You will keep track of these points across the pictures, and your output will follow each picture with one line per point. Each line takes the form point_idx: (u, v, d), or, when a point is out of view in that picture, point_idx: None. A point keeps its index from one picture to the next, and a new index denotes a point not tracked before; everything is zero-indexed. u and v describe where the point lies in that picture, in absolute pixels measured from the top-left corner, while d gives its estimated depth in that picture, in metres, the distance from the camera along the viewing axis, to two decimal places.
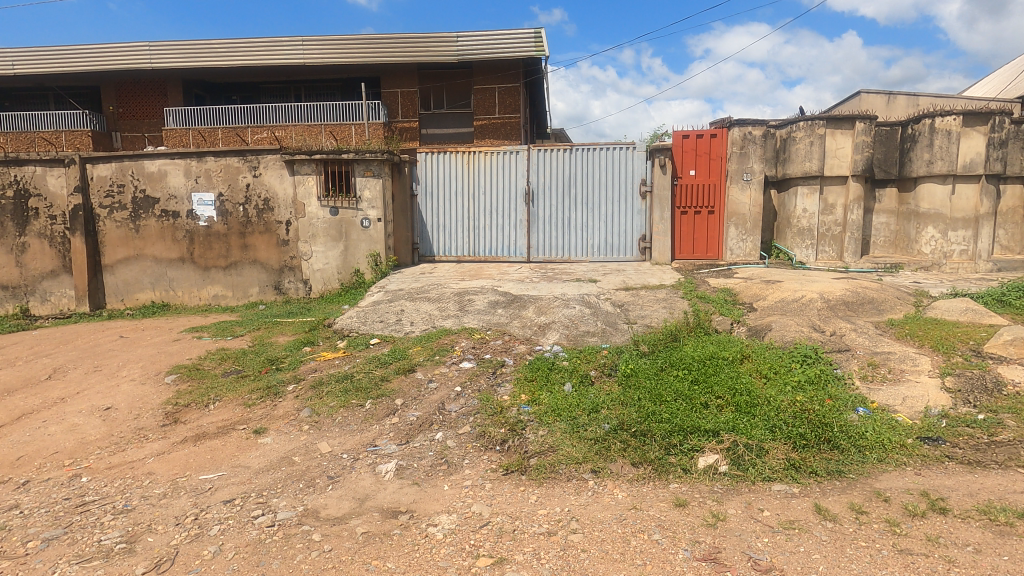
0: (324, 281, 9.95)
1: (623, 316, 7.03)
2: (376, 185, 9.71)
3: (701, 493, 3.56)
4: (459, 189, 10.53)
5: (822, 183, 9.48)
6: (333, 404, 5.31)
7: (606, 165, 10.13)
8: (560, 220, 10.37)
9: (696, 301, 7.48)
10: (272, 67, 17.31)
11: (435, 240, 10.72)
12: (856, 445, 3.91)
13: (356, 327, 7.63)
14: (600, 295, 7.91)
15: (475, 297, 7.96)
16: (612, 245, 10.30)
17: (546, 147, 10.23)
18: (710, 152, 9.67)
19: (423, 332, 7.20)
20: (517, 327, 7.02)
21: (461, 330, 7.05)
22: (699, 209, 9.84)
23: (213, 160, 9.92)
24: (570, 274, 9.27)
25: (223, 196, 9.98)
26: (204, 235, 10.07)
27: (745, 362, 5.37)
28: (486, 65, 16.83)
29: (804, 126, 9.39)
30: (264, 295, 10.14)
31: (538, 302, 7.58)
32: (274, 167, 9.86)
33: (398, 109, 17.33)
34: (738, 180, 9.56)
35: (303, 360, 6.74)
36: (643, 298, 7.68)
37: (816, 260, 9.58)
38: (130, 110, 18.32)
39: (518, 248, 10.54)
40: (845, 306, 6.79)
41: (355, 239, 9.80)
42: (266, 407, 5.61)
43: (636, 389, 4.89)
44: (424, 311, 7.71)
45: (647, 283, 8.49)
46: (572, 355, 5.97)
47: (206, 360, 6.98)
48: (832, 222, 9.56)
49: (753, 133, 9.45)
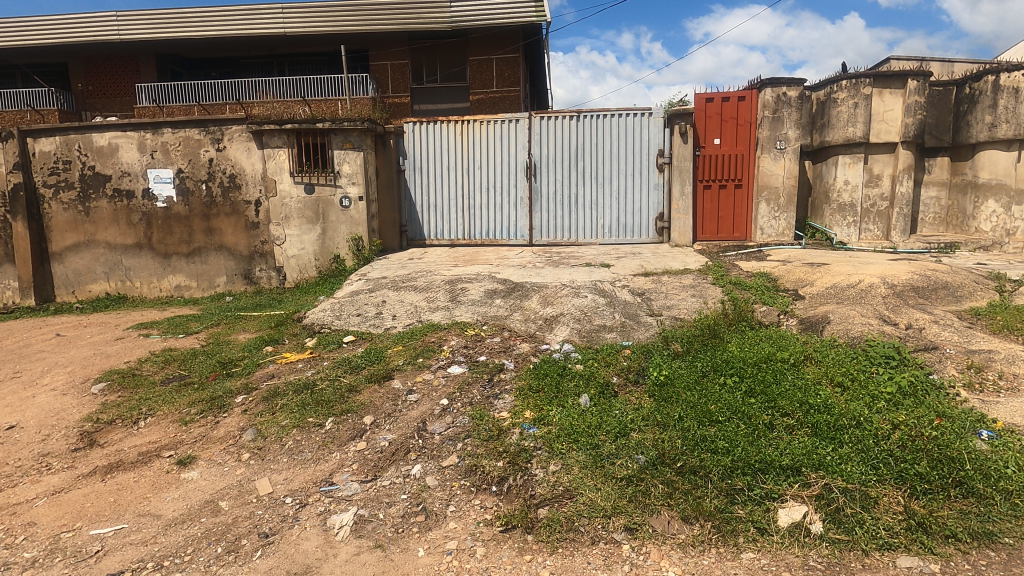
0: (300, 269, 8.82)
1: (645, 307, 5.92)
2: (356, 158, 8.54)
3: (792, 572, 2.49)
4: (452, 163, 9.34)
5: (866, 151, 8.27)
6: (285, 423, 4.17)
7: (618, 133, 8.90)
8: (565, 197, 9.16)
9: (731, 288, 6.31)
10: (251, 39, 16.00)
11: (424, 222, 9.54)
12: (999, 489, 2.77)
13: (329, 322, 6.46)
14: (615, 282, 6.76)
15: (469, 286, 6.85)
16: (625, 225, 9.10)
17: (550, 114, 9.00)
18: (738, 117, 8.45)
19: (406, 328, 6.04)
20: (518, 321, 5.89)
21: (452, 324, 5.90)
22: (724, 183, 8.64)
23: (170, 131, 8.70)
24: (578, 258, 8.10)
25: (183, 172, 8.78)
26: (162, 218, 8.88)
27: (808, 365, 4.24)
28: (483, 33, 15.52)
29: (847, 85, 8.15)
30: (233, 286, 8.99)
31: (543, 290, 6.49)
32: (240, 139, 8.66)
33: (388, 84, 16.18)
34: (771, 149, 8.33)
35: (261, 363, 5.61)
36: (666, 285, 6.52)
37: (859, 239, 8.40)
38: (101, 89, 17.05)
39: (519, 229, 9.34)
40: (914, 293, 5.62)
41: (334, 220, 8.66)
42: (204, 426, 4.48)
43: (675, 404, 3.78)
44: (409, 302, 6.61)
45: (670, 267, 7.31)
46: (587, 356, 4.80)
47: (148, 363, 5.83)
48: (877, 196, 8.36)
49: (789, 94, 8.22)
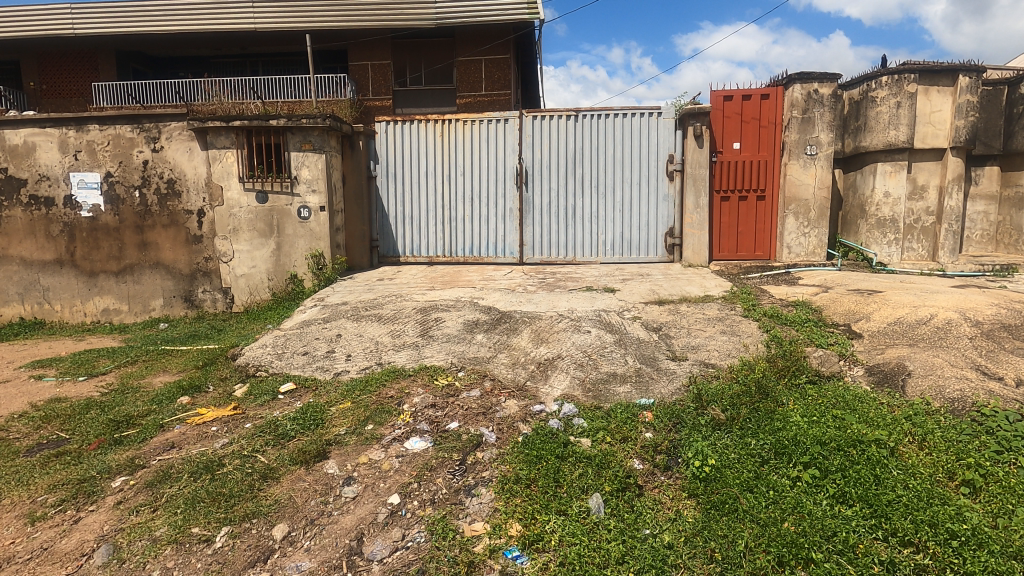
0: (250, 291, 7.53)
1: (665, 348, 4.71)
2: (317, 161, 7.34)
3: None
4: (430, 169, 8.12)
5: (910, 158, 7.14)
6: (159, 536, 2.85)
7: (622, 136, 7.72)
8: (561, 208, 7.94)
9: (769, 322, 5.10)
10: (219, 36, 14.78)
11: (398, 236, 8.29)
12: None
13: (267, 363, 5.15)
14: (625, 313, 5.54)
15: (444, 317, 5.63)
16: (629, 241, 7.88)
17: (543, 113, 7.80)
18: (761, 117, 7.34)
19: (361, 374, 4.73)
20: (504, 366, 4.63)
21: (419, 370, 4.62)
22: (745, 194, 7.48)
23: (97, 128, 7.40)
24: (577, 280, 6.86)
25: (112, 176, 7.48)
26: (87, 230, 7.56)
27: (910, 443, 3.05)
28: (472, 34, 14.37)
29: (887, 82, 7.03)
30: (171, 310, 7.66)
31: (535, 323, 5.31)
32: (180, 138, 7.39)
33: (369, 87, 14.95)
34: (800, 155, 7.18)
35: (167, 422, 4.28)
36: (687, 317, 5.30)
37: (901, 260, 7.25)
38: (56, 88, 15.73)
39: (507, 245, 8.10)
40: (1007, 333, 4.44)
41: (291, 234, 7.41)
42: (53, 529, 3.14)
43: (737, 520, 2.59)
44: (369, 338, 5.34)
45: (687, 294, 6.08)
46: (596, 424, 3.54)
47: (21, 420, 4.49)
48: (922, 210, 7.23)
49: (821, 91, 7.09)
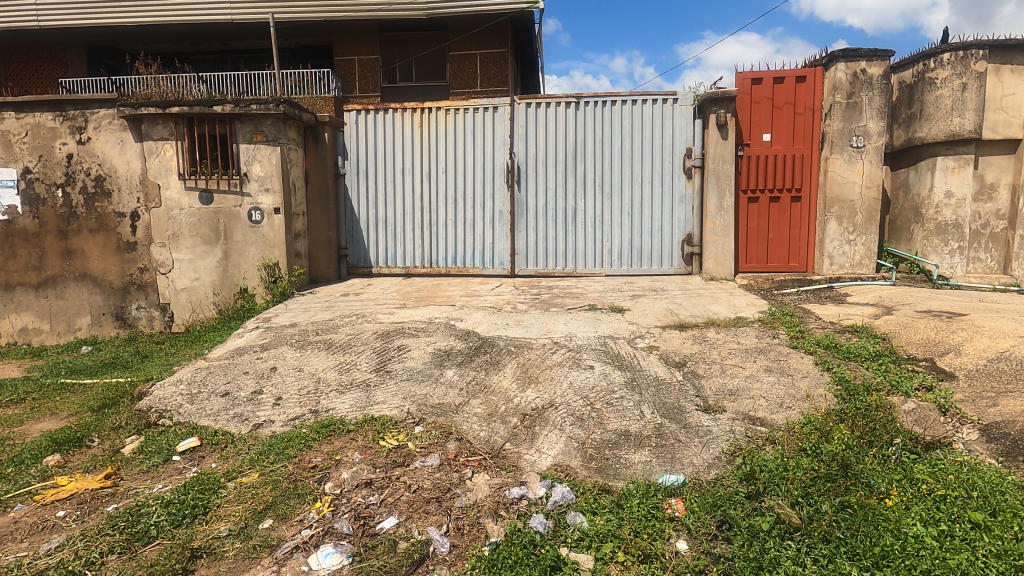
0: (192, 308, 6.39)
1: (694, 393, 3.52)
2: (270, 155, 6.22)
3: None
4: (408, 166, 6.99)
5: (977, 152, 5.96)
6: None
7: (632, 126, 6.57)
8: (560, 212, 6.77)
9: (830, 356, 3.89)
10: (196, 30, 13.78)
11: (370, 244, 7.14)
12: None
13: (174, 408, 3.96)
14: (640, 341, 4.36)
15: (410, 346, 4.47)
16: (640, 249, 6.70)
17: (538, 100, 6.67)
18: (796, 103, 6.18)
19: (288, 427, 3.55)
20: (478, 417, 3.43)
21: (363, 423, 3.43)
22: (777, 194, 6.31)
23: (12, 116, 6.31)
24: (577, 297, 5.68)
25: (31, 173, 6.38)
26: (3, 235, 6.46)
27: None
28: (463, 23, 13.26)
29: (950, 60, 5.87)
30: (99, 329, 6.53)
31: (524, 356, 4.14)
32: (110, 127, 6.28)
33: (355, 83, 13.85)
34: (844, 148, 6.01)
35: (8, 499, 3.08)
36: (720, 349, 4.13)
37: (966, 273, 6.06)
38: (25, 86, 14.79)
39: (497, 255, 6.93)
40: None
41: (240, 241, 6.27)
42: None
43: None
44: (310, 374, 4.17)
45: (714, 316, 4.89)
46: (607, 527, 2.39)
47: None
48: (991, 212, 6.05)
49: (870, 72, 5.93)
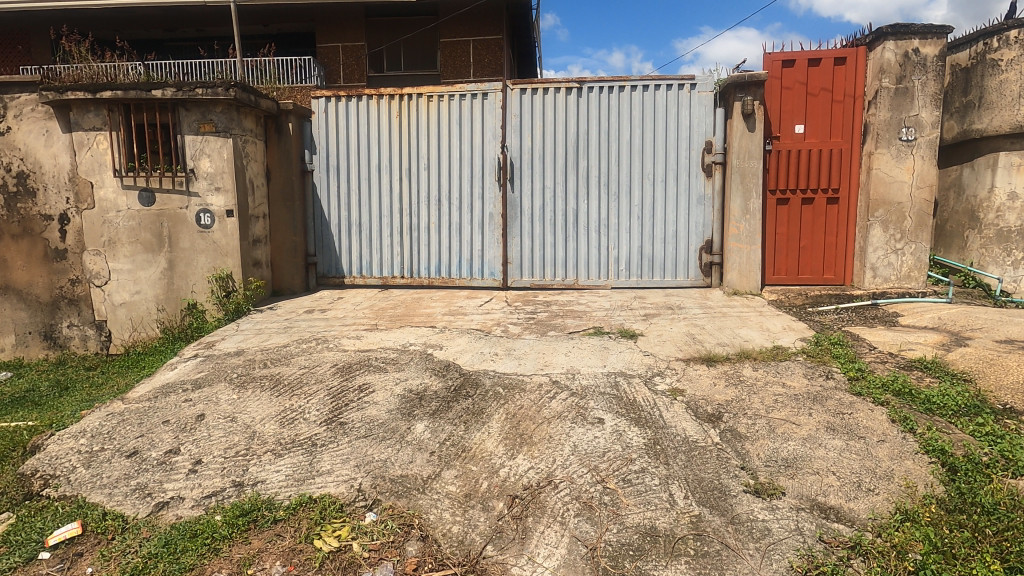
0: (132, 325, 5.50)
1: (740, 465, 2.65)
2: (221, 147, 5.32)
3: None
4: (384, 162, 6.09)
5: None
6: None
7: (642, 116, 5.68)
8: (559, 214, 5.89)
9: (909, 409, 3.03)
10: (166, 14, 12.82)
11: (343, 251, 6.24)
12: None
13: (64, 473, 3.08)
14: (659, 381, 3.49)
15: (374, 385, 3.60)
16: (651, 258, 5.83)
17: (534, 86, 5.77)
18: (834, 89, 5.32)
19: (200, 509, 2.68)
20: (451, 500, 2.56)
21: (296, 508, 2.57)
22: (811, 195, 5.45)
23: None
24: (579, 318, 4.81)
25: None
26: None
27: None
28: (455, 7, 12.32)
29: (1017, 38, 5.00)
30: (26, 350, 5.65)
31: (514, 404, 3.26)
32: (33, 115, 5.38)
33: (339, 71, 12.88)
34: (892, 141, 5.14)
35: None
36: (764, 395, 3.26)
37: None
38: None
39: (487, 265, 6.05)
40: None
41: (185, 249, 5.38)
42: None
43: None
44: (244, 424, 3.30)
45: (748, 345, 4.03)
46: None
47: None
48: None
49: (923, 51, 5.05)
